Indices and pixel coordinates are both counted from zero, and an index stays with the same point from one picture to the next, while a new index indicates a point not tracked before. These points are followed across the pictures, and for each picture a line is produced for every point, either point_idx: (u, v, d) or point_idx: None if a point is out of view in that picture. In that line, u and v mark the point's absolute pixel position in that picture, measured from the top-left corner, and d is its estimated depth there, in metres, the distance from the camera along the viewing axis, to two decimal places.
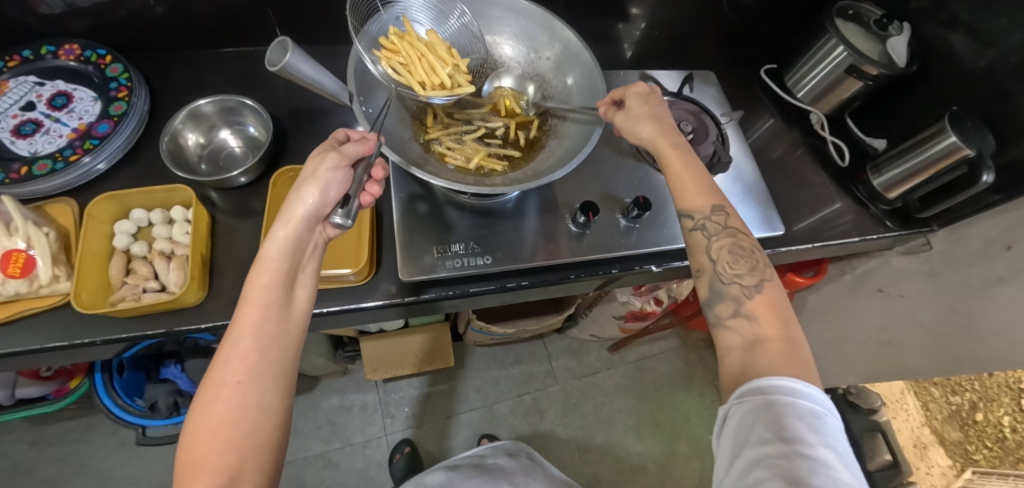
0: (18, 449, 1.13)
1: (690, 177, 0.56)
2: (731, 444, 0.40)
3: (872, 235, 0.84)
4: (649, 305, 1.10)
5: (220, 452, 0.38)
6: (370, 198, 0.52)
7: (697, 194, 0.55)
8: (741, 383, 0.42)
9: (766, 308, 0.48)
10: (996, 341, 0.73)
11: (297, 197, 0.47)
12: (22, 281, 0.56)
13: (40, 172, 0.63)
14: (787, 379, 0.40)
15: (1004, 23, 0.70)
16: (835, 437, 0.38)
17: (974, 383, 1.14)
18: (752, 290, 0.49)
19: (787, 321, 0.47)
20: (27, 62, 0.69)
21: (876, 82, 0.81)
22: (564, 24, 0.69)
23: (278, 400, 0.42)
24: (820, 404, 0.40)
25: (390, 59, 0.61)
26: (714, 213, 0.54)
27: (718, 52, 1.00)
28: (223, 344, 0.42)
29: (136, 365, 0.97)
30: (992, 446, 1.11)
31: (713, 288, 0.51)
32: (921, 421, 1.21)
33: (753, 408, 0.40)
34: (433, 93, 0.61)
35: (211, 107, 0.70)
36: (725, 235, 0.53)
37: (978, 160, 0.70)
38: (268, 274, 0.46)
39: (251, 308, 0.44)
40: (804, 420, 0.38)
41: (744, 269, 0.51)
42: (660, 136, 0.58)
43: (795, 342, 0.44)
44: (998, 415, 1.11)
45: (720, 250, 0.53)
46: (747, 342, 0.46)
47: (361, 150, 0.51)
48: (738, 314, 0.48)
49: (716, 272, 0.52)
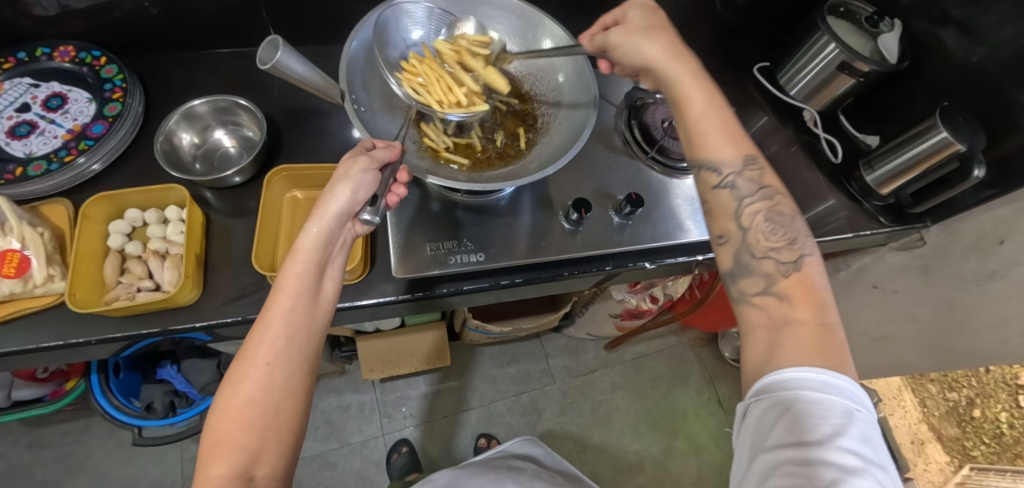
0: (15, 451, 1.13)
1: (715, 118, 0.52)
2: (751, 439, 0.41)
3: (865, 231, 0.84)
4: (645, 303, 1.10)
5: (244, 432, 0.39)
6: (395, 199, 0.53)
7: (727, 143, 0.51)
8: (766, 372, 0.41)
9: (802, 291, 0.45)
10: (992, 335, 0.74)
11: (331, 193, 0.48)
12: (18, 280, 0.56)
13: (35, 173, 0.63)
14: (815, 374, 0.39)
15: (995, 19, 0.70)
16: (862, 437, 0.37)
17: (971, 379, 1.17)
18: (790, 268, 0.46)
19: (822, 306, 0.44)
20: (21, 63, 0.69)
21: (868, 78, 0.83)
22: (555, 23, 0.69)
23: (301, 386, 0.42)
24: (851, 400, 0.38)
25: (410, 81, 0.63)
26: (747, 167, 0.50)
27: (712, 51, 1.00)
28: (255, 326, 0.43)
29: (132, 366, 0.97)
30: (991, 442, 1.14)
31: (741, 261, 0.49)
32: (918, 417, 1.26)
33: (772, 407, 0.39)
34: (451, 110, 0.62)
35: (205, 108, 0.71)
36: (759, 198, 0.50)
37: (970, 154, 0.71)
38: (302, 262, 0.46)
39: (283, 294, 0.44)
40: (828, 421, 0.37)
41: (780, 242, 0.48)
42: (670, 59, 0.53)
43: (831, 326, 0.42)
44: (995, 411, 1.13)
45: (754, 216, 0.49)
46: (775, 323, 0.44)
47: (389, 156, 0.51)
48: (767, 292, 0.46)
49: (746, 242, 0.49)
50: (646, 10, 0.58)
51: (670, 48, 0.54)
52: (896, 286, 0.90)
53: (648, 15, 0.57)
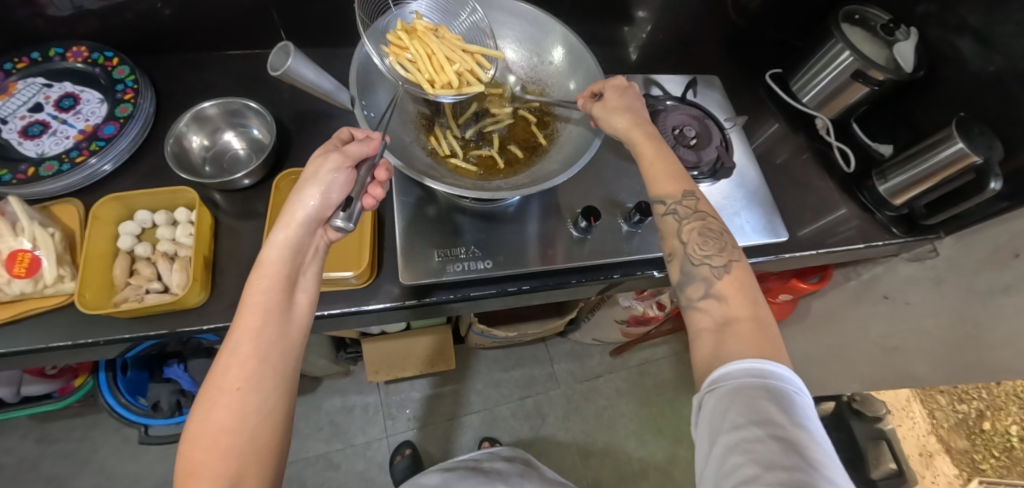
0: (23, 445, 1.14)
1: (660, 164, 0.56)
2: (707, 429, 0.40)
3: (877, 242, 0.83)
4: (651, 310, 1.10)
5: (221, 458, 0.38)
6: (372, 200, 0.51)
7: (669, 181, 0.55)
8: (714, 369, 0.42)
9: (734, 289, 0.48)
10: (1005, 351, 0.73)
11: (298, 199, 0.48)
12: (28, 281, 0.56)
13: (47, 173, 0.63)
14: (756, 362, 0.40)
15: (1013, 28, 0.69)
16: (803, 415, 0.38)
17: (981, 391, 1.13)
18: (721, 271, 0.49)
19: (754, 301, 0.47)
20: (35, 64, 0.69)
21: (882, 87, 0.82)
22: (570, 32, 0.69)
23: (277, 406, 0.42)
24: (789, 383, 0.40)
25: (399, 56, 0.61)
26: (686, 198, 0.54)
27: (723, 57, 0.99)
28: (222, 349, 0.42)
29: (140, 364, 0.98)
30: (1000, 456, 1.08)
31: (683, 271, 0.51)
32: (926, 429, 1.22)
33: (724, 395, 0.39)
34: (441, 91, 0.61)
35: (215, 110, 0.71)
36: (694, 219, 0.53)
37: (986, 167, 0.70)
38: (269, 278, 0.46)
39: (250, 314, 0.44)
40: (775, 401, 0.38)
41: (712, 250, 0.51)
42: (634, 127, 0.58)
43: (763, 322, 0.45)
44: (1005, 424, 1.08)
45: (691, 233, 0.52)
46: (720, 323, 0.46)
47: (365, 150, 0.51)
48: (709, 295, 0.48)
49: (687, 254, 0.52)
50: (621, 86, 0.62)
51: (632, 117, 0.59)
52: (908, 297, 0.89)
53: (623, 92, 0.61)
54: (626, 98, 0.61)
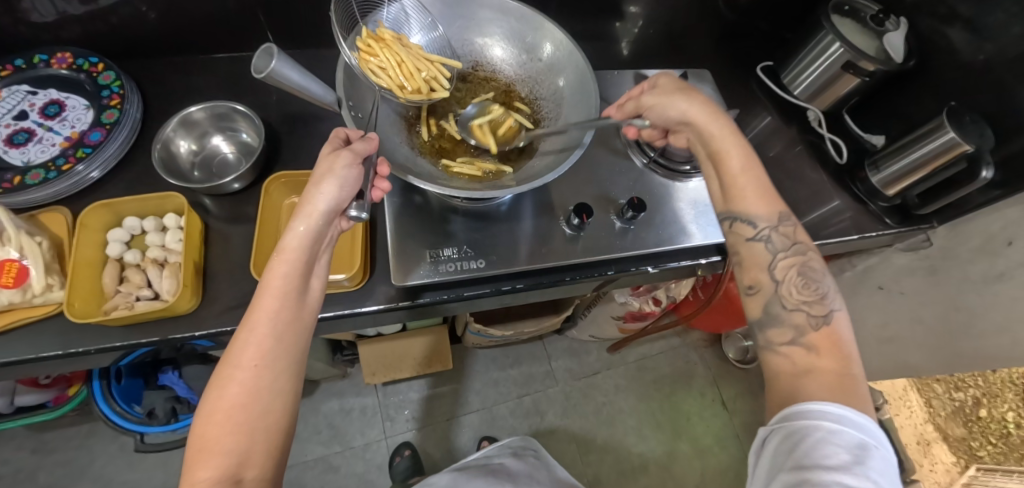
0: (19, 456, 1.13)
1: (754, 177, 0.54)
2: (768, 464, 0.41)
3: (871, 233, 0.83)
4: (647, 305, 1.10)
5: (233, 433, 0.38)
6: (380, 193, 0.53)
7: (761, 200, 0.53)
8: (784, 409, 0.42)
9: (829, 343, 0.45)
10: (997, 338, 0.73)
11: (317, 191, 0.46)
12: (16, 290, 0.56)
13: (33, 181, 0.63)
14: (832, 406, 0.40)
15: (1002, 17, 0.69)
16: (878, 470, 0.37)
17: (977, 378, 1.09)
18: (819, 321, 0.47)
19: (847, 356, 0.44)
20: (19, 71, 0.69)
21: (873, 78, 0.82)
22: (553, 25, 0.68)
23: (288, 388, 0.42)
24: (869, 436, 0.39)
25: (367, 62, 0.59)
26: (782, 223, 0.52)
27: (715, 51, 0.99)
28: (242, 326, 0.42)
29: (134, 372, 0.98)
30: (997, 442, 1.10)
31: (772, 312, 0.49)
32: (924, 418, 1.23)
33: (792, 434, 0.40)
34: (411, 97, 0.61)
35: (202, 114, 0.70)
36: (791, 252, 0.51)
37: (977, 154, 0.71)
38: (289, 262, 0.45)
39: (269, 293, 0.44)
40: (843, 449, 0.37)
41: (811, 297, 0.48)
42: (707, 115, 0.57)
43: (854, 377, 0.43)
44: (1002, 411, 1.06)
45: (788, 270, 0.50)
46: (798, 371, 0.45)
47: (370, 149, 0.51)
48: (796, 342, 0.46)
49: (778, 294, 0.50)
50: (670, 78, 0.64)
51: (705, 107, 0.58)
52: (903, 287, 0.89)
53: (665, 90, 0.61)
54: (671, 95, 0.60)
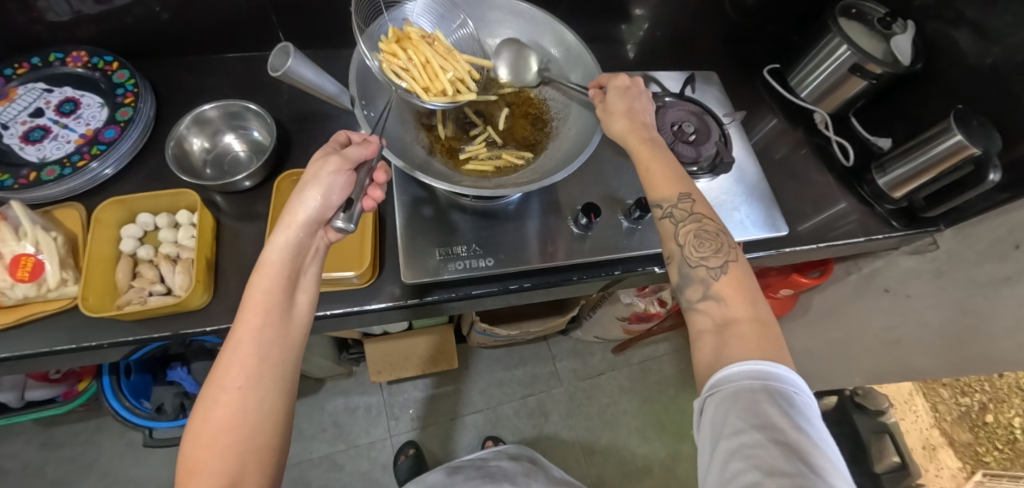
0: (27, 450, 1.14)
1: (660, 167, 0.55)
2: (707, 434, 0.40)
3: (878, 235, 0.83)
4: (653, 306, 1.10)
5: (221, 456, 0.39)
6: (372, 202, 0.51)
7: (664, 184, 0.54)
8: (716, 371, 0.42)
9: (732, 290, 0.47)
10: (1006, 342, 0.73)
11: (298, 201, 0.47)
12: (32, 284, 0.57)
13: (49, 177, 0.64)
14: (757, 363, 0.40)
15: (1011, 20, 0.69)
16: (804, 416, 0.38)
17: (983, 383, 1.09)
18: (718, 272, 0.49)
19: (755, 301, 0.46)
20: (35, 69, 0.70)
21: (880, 81, 0.82)
22: (567, 29, 0.69)
23: (277, 405, 0.43)
24: (791, 385, 0.39)
25: (392, 63, 0.61)
26: (681, 201, 0.53)
27: (721, 53, 1.00)
28: (224, 349, 0.42)
29: (143, 367, 0.99)
30: (1004, 448, 1.06)
31: (681, 273, 0.50)
32: (929, 423, 1.21)
33: (726, 398, 0.39)
34: (435, 98, 0.61)
35: (215, 112, 0.71)
36: (690, 221, 0.52)
37: (986, 158, 0.69)
38: (269, 279, 0.46)
39: (251, 313, 0.44)
40: (776, 403, 0.38)
41: (710, 252, 0.50)
42: (630, 132, 0.58)
43: (765, 322, 0.44)
44: (1008, 416, 1.05)
45: (687, 236, 0.51)
46: (719, 325, 0.45)
47: (364, 153, 0.50)
48: (708, 297, 0.47)
49: (683, 256, 0.51)
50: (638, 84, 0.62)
51: (630, 122, 0.58)
52: (909, 290, 0.89)
53: (623, 92, 0.60)
54: (626, 100, 0.60)
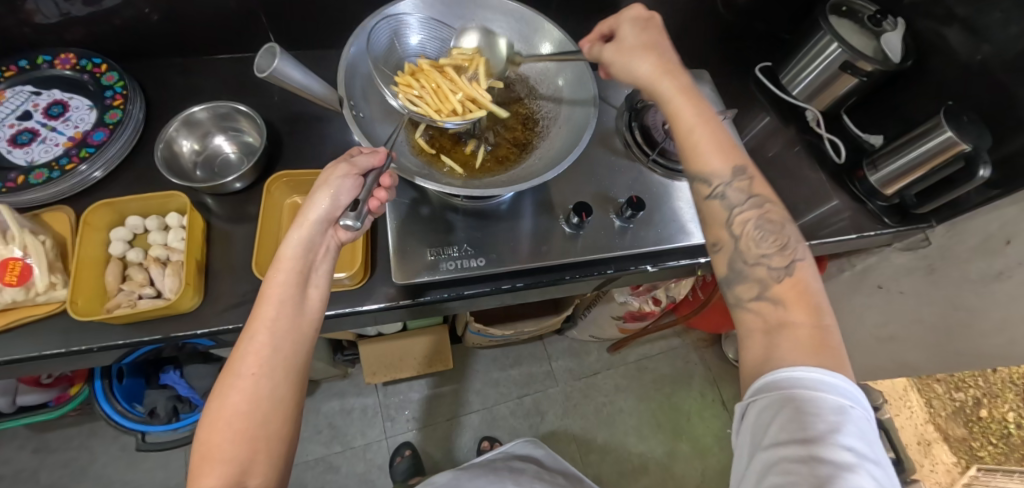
0: (20, 456, 1.13)
1: (710, 136, 0.50)
2: (750, 441, 0.40)
3: (870, 232, 0.83)
4: (647, 305, 1.10)
5: (232, 443, 0.38)
6: (378, 203, 0.52)
7: (715, 156, 0.50)
8: (762, 377, 0.41)
9: (795, 295, 0.44)
10: (996, 337, 0.74)
11: (310, 201, 0.47)
12: (20, 288, 0.56)
13: (37, 181, 0.63)
14: (808, 371, 0.38)
15: (999, 16, 0.69)
16: (858, 433, 0.36)
17: (977, 379, 1.10)
18: (781, 274, 0.46)
19: (817, 308, 0.43)
20: (24, 72, 0.69)
21: (871, 78, 0.82)
22: (555, 26, 0.69)
23: (289, 395, 0.42)
24: (846, 397, 0.38)
25: (406, 93, 0.62)
26: (736, 178, 0.50)
27: (714, 52, 1.00)
28: (241, 337, 0.42)
29: (135, 371, 0.98)
30: (998, 442, 1.11)
31: (734, 268, 0.48)
32: (924, 418, 1.23)
33: (767, 406, 0.39)
34: (449, 118, 0.61)
35: (205, 114, 0.71)
36: (748, 206, 0.49)
37: (975, 154, 0.70)
38: (284, 272, 0.46)
39: (267, 304, 0.44)
40: (822, 418, 0.37)
41: (772, 249, 0.47)
42: (661, 73, 0.52)
43: (826, 329, 0.42)
44: (1002, 411, 1.07)
45: (744, 225, 0.49)
46: (771, 327, 0.43)
47: (373, 162, 0.50)
48: (762, 297, 0.46)
49: (739, 250, 0.49)
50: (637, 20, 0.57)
51: (660, 63, 0.53)
52: (902, 286, 0.89)
53: (645, 26, 0.56)
54: (646, 34, 0.56)
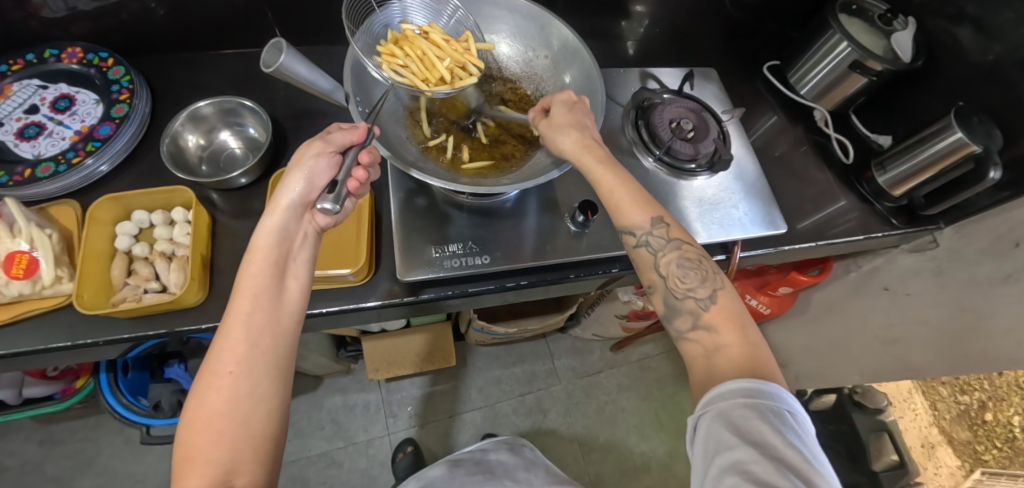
0: (26, 448, 1.14)
1: (623, 191, 0.53)
2: (702, 451, 0.39)
3: (877, 233, 0.82)
4: (651, 304, 1.09)
5: (214, 443, 0.38)
6: (356, 184, 0.51)
7: (635, 208, 0.52)
8: (709, 388, 0.42)
9: (724, 319, 0.46)
10: (1005, 339, 0.72)
11: (284, 186, 0.48)
12: (27, 281, 0.56)
13: (44, 175, 0.63)
14: (749, 380, 0.39)
15: (1012, 17, 0.68)
16: (797, 432, 0.38)
17: (982, 382, 1.04)
18: (707, 302, 0.47)
19: (743, 327, 0.45)
20: (30, 65, 0.69)
21: (881, 78, 0.81)
22: (563, 23, 0.68)
23: (271, 392, 0.42)
24: (782, 402, 0.39)
25: (390, 63, 0.60)
26: (656, 226, 0.51)
27: (721, 50, 0.99)
28: (216, 336, 0.42)
29: (140, 365, 0.99)
30: (1004, 447, 1.00)
31: (669, 305, 0.49)
32: (928, 421, 1.19)
33: (717, 415, 0.39)
34: (437, 87, 0.60)
35: (210, 109, 0.71)
36: (669, 249, 0.51)
37: (986, 156, 0.69)
38: (259, 263, 0.45)
39: (241, 298, 0.44)
40: (766, 421, 0.37)
41: (695, 282, 0.49)
42: (581, 148, 0.55)
43: (755, 345, 0.44)
44: (1007, 415, 0.99)
45: (669, 266, 0.50)
46: (709, 351, 0.44)
47: (351, 138, 0.51)
48: (698, 327, 0.46)
49: (668, 287, 0.50)
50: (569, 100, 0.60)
51: (580, 138, 0.56)
52: (909, 288, 0.88)
53: (570, 106, 0.59)
54: (574, 113, 0.58)
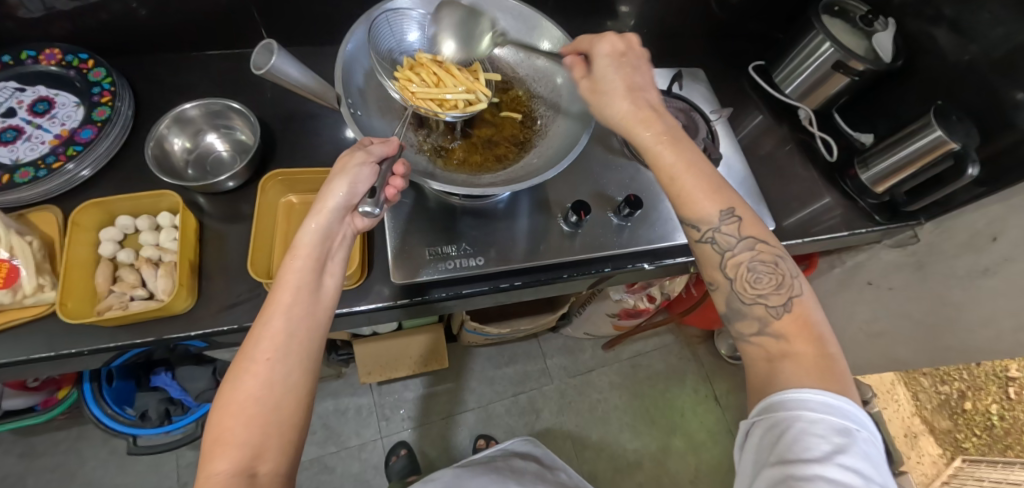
0: (6, 461, 1.11)
1: (693, 178, 0.47)
2: (754, 459, 0.38)
3: (860, 230, 0.84)
4: (642, 302, 1.10)
5: (245, 426, 0.37)
6: (394, 191, 0.51)
7: (704, 199, 0.46)
8: (770, 395, 0.39)
9: (799, 327, 0.42)
10: (983, 332, 0.77)
11: (328, 189, 0.47)
12: (6, 291, 0.55)
13: (23, 180, 0.62)
14: (814, 393, 0.37)
15: (987, 18, 0.70)
16: (866, 458, 0.35)
17: (962, 374, 1.36)
18: (780, 311, 0.43)
19: (819, 336, 0.41)
20: (6, 67, 0.67)
21: (862, 77, 0.83)
22: (552, 24, 0.68)
23: (302, 381, 0.41)
24: (854, 421, 0.36)
25: (405, 86, 0.62)
26: (725, 221, 0.46)
27: (707, 52, 1.01)
28: (256, 321, 0.42)
29: (125, 374, 0.97)
30: (981, 435, 1.33)
31: (732, 306, 0.46)
32: (912, 411, 1.39)
33: (772, 426, 0.37)
34: (451, 111, 0.62)
35: (196, 111, 0.69)
36: (741, 249, 0.46)
37: (964, 153, 0.71)
38: (302, 258, 0.45)
39: (282, 290, 0.43)
40: (828, 439, 0.35)
41: (769, 288, 0.44)
42: (637, 122, 0.49)
43: (832, 358, 0.40)
44: (985, 403, 1.34)
45: (737, 267, 0.46)
46: (773, 357, 0.41)
47: (387, 150, 0.50)
48: (765, 332, 0.43)
49: (735, 290, 0.46)
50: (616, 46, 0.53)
51: (636, 110, 0.50)
52: (891, 282, 0.90)
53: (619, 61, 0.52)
54: (624, 73, 0.52)
